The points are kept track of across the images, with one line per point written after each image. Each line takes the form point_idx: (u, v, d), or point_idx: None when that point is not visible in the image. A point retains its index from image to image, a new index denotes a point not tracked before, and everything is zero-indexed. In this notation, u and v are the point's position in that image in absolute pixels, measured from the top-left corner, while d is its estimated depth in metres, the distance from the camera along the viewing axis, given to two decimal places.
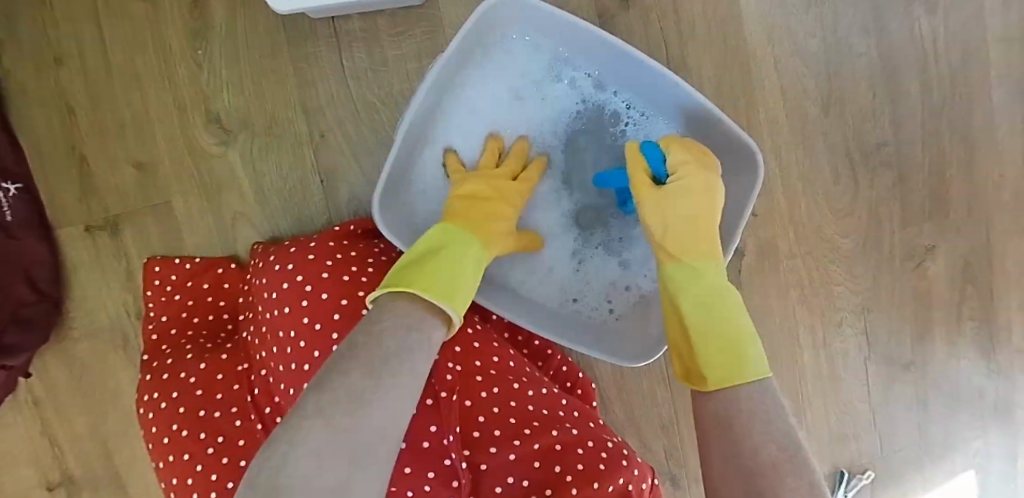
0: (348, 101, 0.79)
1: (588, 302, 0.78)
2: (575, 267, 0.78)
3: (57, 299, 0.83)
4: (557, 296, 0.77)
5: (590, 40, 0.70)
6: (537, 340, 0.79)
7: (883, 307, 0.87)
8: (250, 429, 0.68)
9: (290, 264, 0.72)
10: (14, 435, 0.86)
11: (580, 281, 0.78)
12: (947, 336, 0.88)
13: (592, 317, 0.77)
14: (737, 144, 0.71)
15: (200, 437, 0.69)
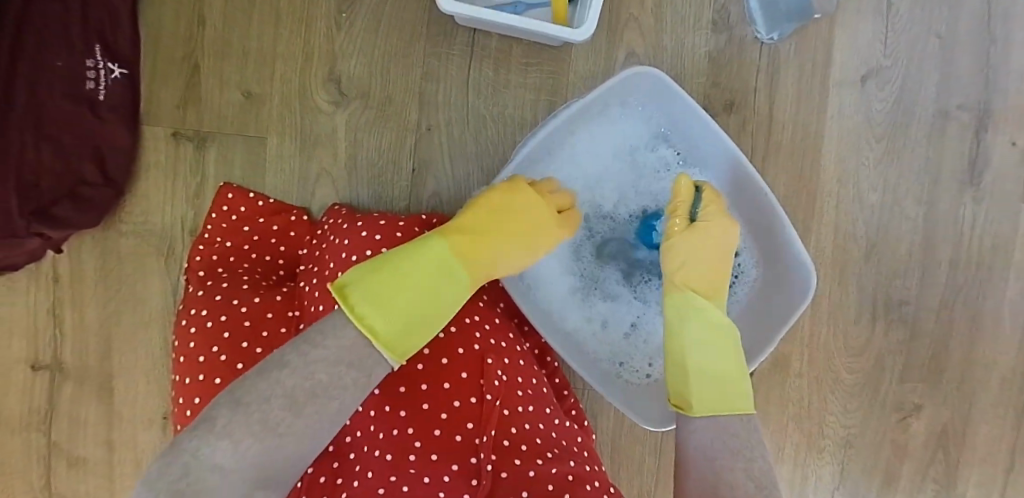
0: (462, 105, 0.83)
1: (632, 370, 0.81)
2: (629, 334, 0.81)
3: (120, 189, 0.84)
4: (606, 357, 0.81)
5: (697, 124, 0.76)
6: (558, 377, 0.82)
7: (863, 447, 0.94)
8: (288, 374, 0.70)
9: (377, 234, 0.75)
10: (19, 304, 0.87)
11: (629, 346, 0.81)
12: (910, 489, 0.95)
13: (633, 385, 0.80)
14: (795, 261, 0.77)
15: (234, 366, 0.70)
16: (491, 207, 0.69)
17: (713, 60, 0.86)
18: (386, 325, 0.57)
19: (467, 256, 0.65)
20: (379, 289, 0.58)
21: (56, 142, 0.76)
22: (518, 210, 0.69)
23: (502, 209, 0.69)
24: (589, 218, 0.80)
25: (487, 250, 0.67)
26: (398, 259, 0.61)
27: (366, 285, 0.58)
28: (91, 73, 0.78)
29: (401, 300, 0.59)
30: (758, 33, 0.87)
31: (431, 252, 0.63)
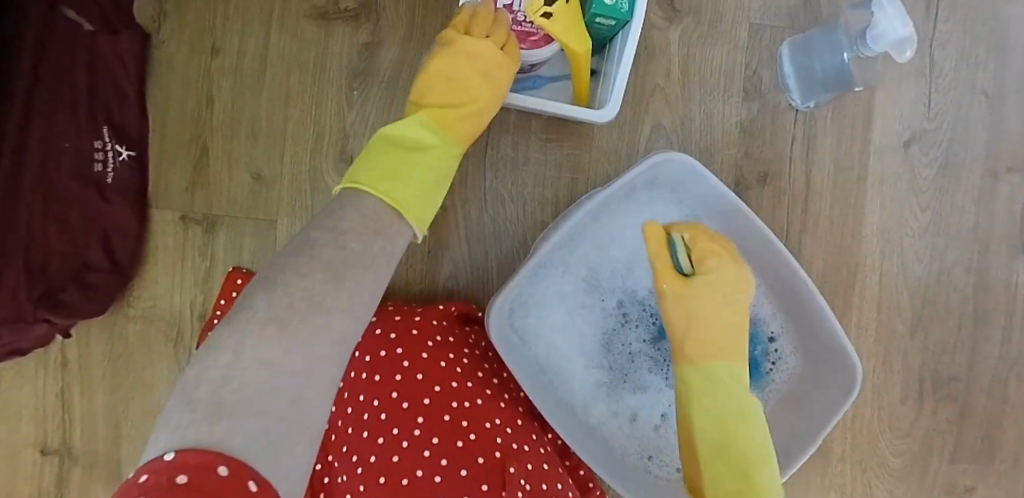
0: (479, 184, 0.79)
1: (664, 465, 0.75)
2: (660, 427, 0.76)
3: (128, 275, 0.82)
4: (635, 452, 0.75)
5: (729, 209, 0.71)
6: (582, 470, 0.73)
7: None
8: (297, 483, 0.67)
9: (391, 333, 0.71)
10: (26, 389, 0.85)
11: (661, 439, 0.75)
12: None
13: (665, 481, 0.74)
14: (838, 347, 0.72)
15: None
16: (444, 77, 0.65)
17: (745, 130, 0.82)
18: (408, 190, 0.58)
19: (466, 62, 0.65)
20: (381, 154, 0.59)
21: (61, 221, 0.69)
22: (455, 78, 0.65)
23: (446, 84, 0.65)
24: (612, 312, 0.75)
25: (444, 133, 0.64)
26: (391, 135, 0.61)
27: (364, 164, 0.59)
28: (99, 154, 0.74)
29: (409, 169, 0.59)
30: (792, 100, 0.82)
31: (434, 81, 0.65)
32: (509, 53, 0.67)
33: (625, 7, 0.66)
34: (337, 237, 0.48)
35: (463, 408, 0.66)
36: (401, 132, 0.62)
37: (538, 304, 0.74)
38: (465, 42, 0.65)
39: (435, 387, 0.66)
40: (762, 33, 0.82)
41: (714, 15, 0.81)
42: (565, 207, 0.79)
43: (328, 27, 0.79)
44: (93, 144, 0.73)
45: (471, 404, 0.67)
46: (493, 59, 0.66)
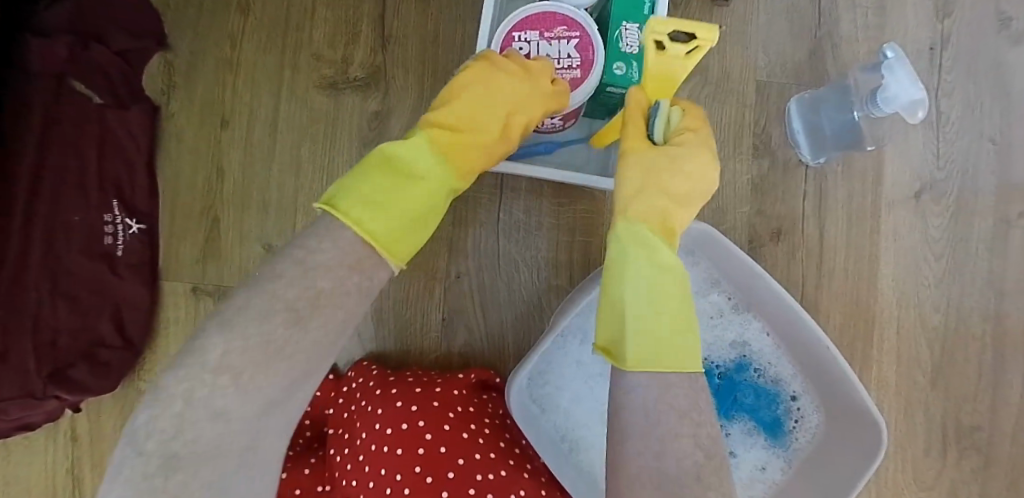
0: (492, 249, 0.78)
1: None
2: None
3: (139, 350, 0.81)
4: None
5: (744, 273, 0.71)
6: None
7: None
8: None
9: (412, 405, 0.69)
10: (37, 465, 0.84)
11: None
12: None
13: None
14: (861, 411, 0.69)
15: None
16: (461, 100, 0.60)
17: (756, 187, 0.82)
18: (391, 220, 0.55)
19: (490, 89, 0.61)
20: (373, 177, 0.56)
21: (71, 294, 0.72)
22: (488, 89, 0.61)
23: (466, 106, 0.60)
24: None
25: (455, 148, 0.59)
26: (390, 158, 0.57)
27: (358, 181, 0.55)
28: (109, 227, 0.75)
29: (395, 192, 0.56)
30: (802, 156, 0.82)
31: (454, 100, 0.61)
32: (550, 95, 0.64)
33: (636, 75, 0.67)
34: (303, 272, 0.50)
35: (487, 480, 0.64)
36: (399, 154, 0.57)
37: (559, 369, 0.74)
38: (485, 73, 0.61)
39: (458, 460, 0.65)
40: (768, 90, 0.82)
41: (721, 74, 0.82)
42: (580, 270, 0.78)
43: (338, 96, 0.80)
44: (103, 218, 0.75)
45: (494, 477, 0.64)
46: (534, 88, 0.62)
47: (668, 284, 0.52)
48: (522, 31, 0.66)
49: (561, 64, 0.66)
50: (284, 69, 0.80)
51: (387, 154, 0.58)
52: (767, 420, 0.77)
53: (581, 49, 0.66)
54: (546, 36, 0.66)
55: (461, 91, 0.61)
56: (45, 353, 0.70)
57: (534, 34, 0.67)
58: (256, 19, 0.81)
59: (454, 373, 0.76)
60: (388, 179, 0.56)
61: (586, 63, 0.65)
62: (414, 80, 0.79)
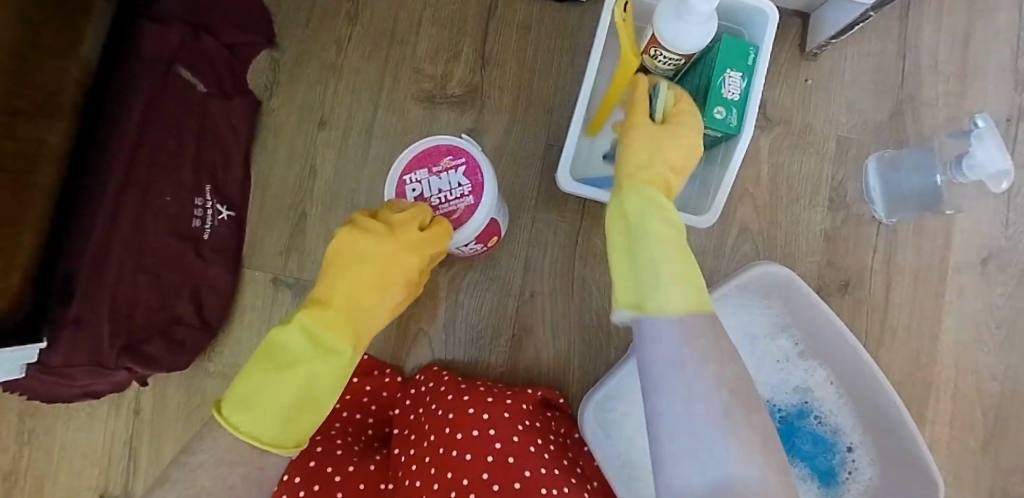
0: (566, 271, 0.81)
1: None
2: None
3: (215, 330, 0.83)
4: None
5: (817, 320, 0.72)
6: None
7: None
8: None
9: (484, 413, 0.71)
10: (96, 432, 0.86)
11: None
12: None
13: None
14: (919, 468, 0.70)
15: None
16: (336, 266, 0.65)
17: (829, 238, 0.84)
18: (262, 425, 0.60)
19: (360, 269, 0.64)
20: (258, 380, 0.62)
21: (154, 274, 0.73)
22: (361, 256, 0.64)
23: (347, 259, 0.64)
24: None
25: (362, 306, 0.65)
26: (272, 348, 0.63)
27: (247, 390, 0.61)
28: (198, 212, 0.77)
29: (273, 398, 0.61)
30: (876, 213, 0.84)
31: (327, 291, 0.65)
32: (435, 231, 0.66)
33: (733, 123, 0.69)
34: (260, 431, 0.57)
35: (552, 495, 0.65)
36: (300, 330, 0.63)
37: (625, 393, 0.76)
38: (360, 239, 0.64)
39: (525, 472, 0.66)
40: (848, 145, 0.84)
41: (804, 126, 0.84)
42: None
43: (434, 110, 0.83)
44: (193, 203, 0.76)
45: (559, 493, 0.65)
46: (397, 243, 0.64)
47: (665, 211, 0.56)
48: (409, 173, 0.69)
49: (454, 195, 0.68)
50: (384, 77, 0.83)
51: (274, 344, 0.63)
52: (821, 468, 0.77)
53: (471, 175, 0.68)
54: (433, 172, 0.69)
55: (344, 257, 0.64)
56: (121, 326, 0.71)
57: (423, 173, 0.69)
58: (363, 28, 0.84)
59: (523, 387, 0.77)
60: (265, 372, 0.62)
61: (476, 188, 0.68)
62: (509, 101, 0.82)
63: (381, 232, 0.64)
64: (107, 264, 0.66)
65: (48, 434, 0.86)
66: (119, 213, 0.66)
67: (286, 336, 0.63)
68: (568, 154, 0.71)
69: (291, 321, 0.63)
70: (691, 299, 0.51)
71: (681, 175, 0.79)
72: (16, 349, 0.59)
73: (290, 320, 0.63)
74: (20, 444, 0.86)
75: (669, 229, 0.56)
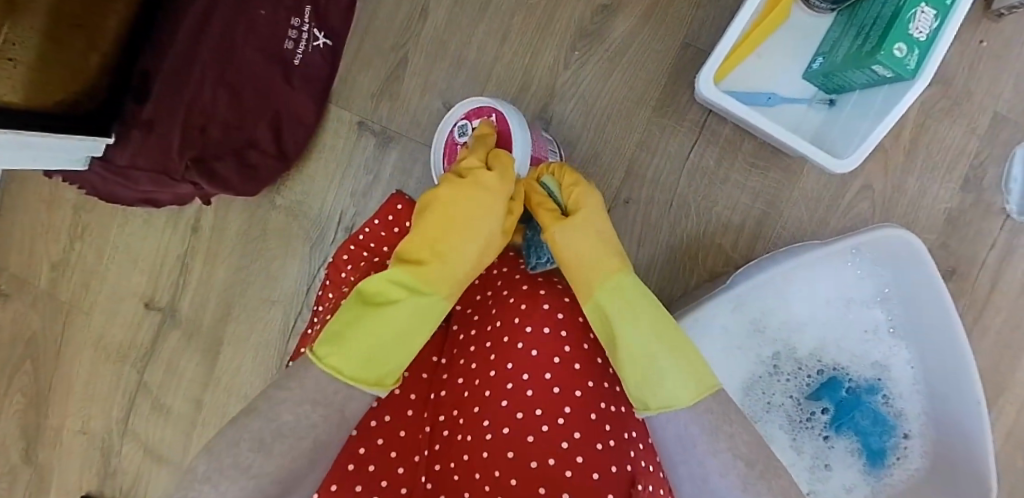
0: (669, 187, 0.75)
1: None
2: None
3: (289, 163, 0.79)
4: None
5: (929, 299, 0.66)
6: None
7: None
8: (420, 428, 0.65)
9: (558, 312, 0.65)
10: (149, 242, 0.87)
11: None
12: None
13: None
14: (971, 477, 0.65)
15: None
16: (442, 206, 0.61)
17: (950, 218, 0.77)
18: (348, 362, 0.54)
19: (454, 198, 0.61)
20: (355, 319, 0.56)
21: (235, 90, 0.71)
22: (455, 198, 0.61)
23: (445, 199, 0.61)
24: (766, 359, 0.73)
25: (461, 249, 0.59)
26: (371, 295, 0.57)
27: (336, 331, 0.55)
28: (292, 34, 0.72)
29: (365, 335, 0.54)
30: (1008, 206, 0.76)
31: (418, 231, 0.61)
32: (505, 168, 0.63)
33: (912, 64, 0.60)
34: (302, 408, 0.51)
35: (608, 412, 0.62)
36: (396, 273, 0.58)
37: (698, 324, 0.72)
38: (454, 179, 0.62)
39: (588, 381, 0.62)
40: (1004, 125, 0.76)
41: (962, 92, 0.76)
42: (747, 239, 0.75)
43: None
44: (289, 24, 0.72)
45: (616, 410, 0.62)
46: (483, 185, 0.61)
47: (638, 322, 0.57)
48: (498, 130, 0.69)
49: None
50: None
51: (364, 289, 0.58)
52: (872, 447, 0.73)
53: None
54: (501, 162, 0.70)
55: (439, 202, 0.61)
56: (191, 140, 0.70)
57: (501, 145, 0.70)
58: None
59: None
60: (358, 313, 0.56)
61: None
62: None
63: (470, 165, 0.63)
64: (188, 76, 0.67)
65: (111, 233, 0.89)
66: (207, 22, 0.66)
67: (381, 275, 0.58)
68: (718, 55, 0.64)
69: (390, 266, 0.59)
70: (697, 380, 0.55)
71: (821, 108, 0.72)
72: (83, 140, 0.64)
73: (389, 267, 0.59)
74: (72, 238, 0.92)
75: (633, 292, 0.58)
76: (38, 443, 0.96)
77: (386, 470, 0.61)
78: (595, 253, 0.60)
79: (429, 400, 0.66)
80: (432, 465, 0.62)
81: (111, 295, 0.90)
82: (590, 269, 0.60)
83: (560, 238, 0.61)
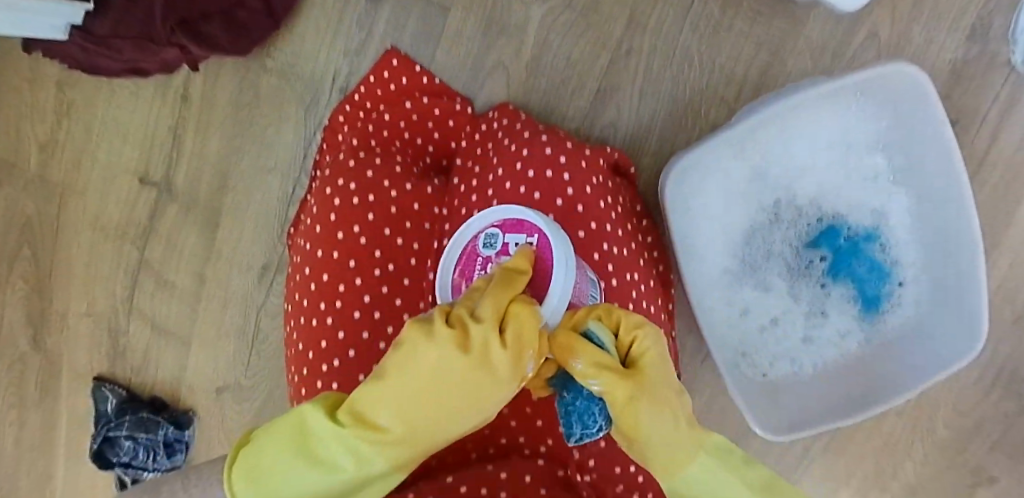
0: (671, 37, 0.73)
1: (754, 365, 0.78)
2: (768, 326, 0.78)
3: (278, 23, 0.76)
4: (732, 349, 0.78)
5: (929, 141, 0.66)
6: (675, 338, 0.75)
7: None
8: (416, 301, 0.63)
9: (561, 157, 0.66)
10: (138, 115, 0.85)
11: (760, 340, 0.78)
12: None
13: (750, 378, 0.78)
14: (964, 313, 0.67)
15: (353, 231, 0.65)
16: (435, 370, 0.45)
17: None
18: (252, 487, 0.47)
19: (456, 363, 0.45)
20: (318, 431, 0.47)
21: None
22: (457, 373, 0.45)
23: (445, 371, 0.45)
24: (766, 206, 0.76)
25: (444, 422, 0.47)
26: (357, 415, 0.47)
27: (283, 456, 0.47)
28: None
29: (276, 468, 0.47)
30: (1015, 55, 0.70)
31: (421, 367, 0.45)
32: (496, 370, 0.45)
33: None
34: None
35: (610, 251, 0.63)
36: (398, 416, 0.46)
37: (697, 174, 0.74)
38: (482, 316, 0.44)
39: (591, 223, 0.64)
40: None
41: None
42: (750, 92, 0.73)
43: None
44: None
45: (617, 249, 0.64)
46: (489, 369, 0.45)
47: (681, 453, 0.48)
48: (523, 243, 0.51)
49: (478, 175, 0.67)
50: None
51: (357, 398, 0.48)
52: (868, 294, 0.75)
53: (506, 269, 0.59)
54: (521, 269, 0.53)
55: (456, 353, 0.44)
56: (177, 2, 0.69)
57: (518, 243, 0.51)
58: None
59: (607, 148, 0.71)
60: (319, 428, 0.47)
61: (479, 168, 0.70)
62: None
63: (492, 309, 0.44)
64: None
65: (97, 109, 0.87)
66: None
67: (386, 410, 0.46)
68: None
69: (377, 391, 0.46)
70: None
71: None
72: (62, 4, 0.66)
73: (381, 386, 0.47)
74: (59, 116, 0.89)
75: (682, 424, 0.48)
76: (47, 327, 0.97)
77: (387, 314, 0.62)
78: (659, 385, 0.47)
79: (432, 247, 0.65)
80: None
81: (103, 172, 0.88)
82: (629, 426, 0.46)
83: (618, 394, 0.45)
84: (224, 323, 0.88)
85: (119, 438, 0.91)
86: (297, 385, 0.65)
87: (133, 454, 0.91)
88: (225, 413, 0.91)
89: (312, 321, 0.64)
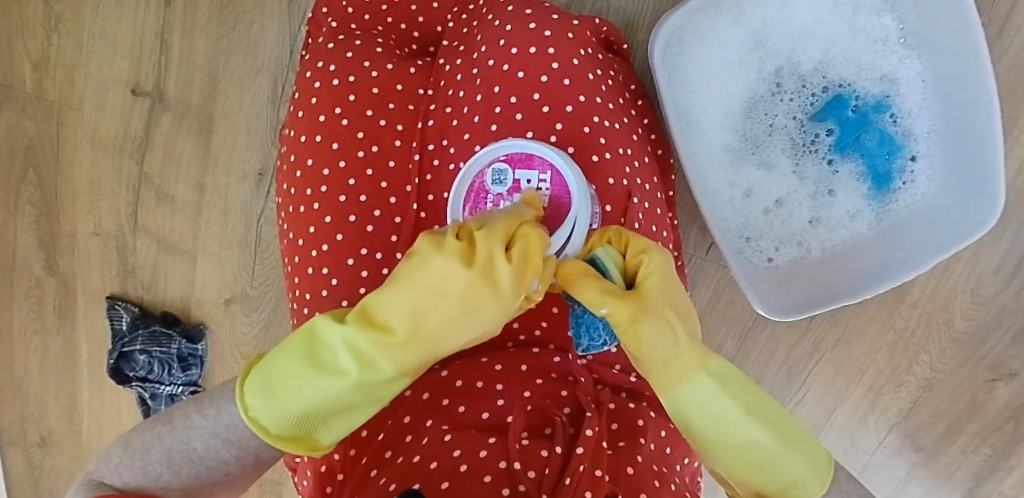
0: None
1: (759, 250, 0.75)
2: (773, 208, 0.75)
3: None
4: (736, 233, 0.75)
5: None
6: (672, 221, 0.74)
7: (943, 397, 0.84)
8: (402, 185, 0.64)
9: (546, 32, 0.63)
10: (124, 24, 0.84)
11: (766, 223, 0.75)
12: (969, 448, 0.84)
13: (756, 264, 0.75)
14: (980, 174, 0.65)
15: (336, 114, 0.65)
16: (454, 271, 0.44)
17: None
18: (275, 415, 0.44)
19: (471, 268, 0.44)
20: (327, 343, 0.46)
21: None
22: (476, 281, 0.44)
23: (452, 280, 0.44)
24: (768, 77, 0.72)
25: (450, 328, 0.45)
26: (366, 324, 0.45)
27: (295, 362, 0.44)
28: None
29: (300, 386, 0.44)
30: None
31: (429, 274, 0.44)
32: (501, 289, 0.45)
33: None
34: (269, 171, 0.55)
35: (599, 125, 0.62)
36: (406, 320, 0.45)
37: (691, 47, 0.72)
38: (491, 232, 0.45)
39: (578, 97, 0.62)
40: None
41: None
42: None
43: None
44: None
45: (608, 124, 0.62)
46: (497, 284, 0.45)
47: (719, 403, 0.46)
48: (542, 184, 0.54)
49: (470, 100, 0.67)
50: None
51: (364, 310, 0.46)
52: (878, 170, 0.72)
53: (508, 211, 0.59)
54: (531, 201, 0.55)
55: (464, 260, 0.44)
56: None
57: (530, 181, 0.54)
58: None
59: (595, 19, 0.68)
60: (329, 342, 0.45)
61: None
62: None
63: (502, 230, 0.45)
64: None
65: (79, 19, 0.85)
66: None
67: (395, 314, 0.45)
68: None
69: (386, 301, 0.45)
70: (808, 458, 0.46)
71: None
72: None
73: (391, 297, 0.45)
74: (48, 32, 0.86)
75: (722, 374, 0.47)
76: (58, 251, 0.93)
77: (374, 194, 0.63)
78: (667, 299, 0.47)
79: (416, 129, 0.65)
80: (425, 196, 0.63)
81: (92, 89, 0.86)
82: (664, 368, 0.46)
83: (638, 330, 0.45)
84: (228, 234, 0.89)
85: (134, 353, 0.91)
86: (291, 273, 0.67)
87: (149, 368, 0.92)
88: (235, 326, 0.92)
89: (300, 208, 0.65)
